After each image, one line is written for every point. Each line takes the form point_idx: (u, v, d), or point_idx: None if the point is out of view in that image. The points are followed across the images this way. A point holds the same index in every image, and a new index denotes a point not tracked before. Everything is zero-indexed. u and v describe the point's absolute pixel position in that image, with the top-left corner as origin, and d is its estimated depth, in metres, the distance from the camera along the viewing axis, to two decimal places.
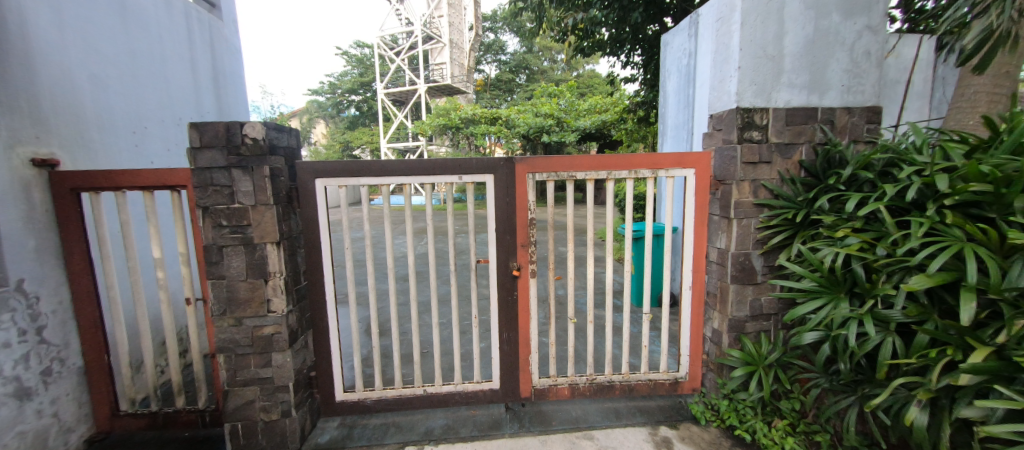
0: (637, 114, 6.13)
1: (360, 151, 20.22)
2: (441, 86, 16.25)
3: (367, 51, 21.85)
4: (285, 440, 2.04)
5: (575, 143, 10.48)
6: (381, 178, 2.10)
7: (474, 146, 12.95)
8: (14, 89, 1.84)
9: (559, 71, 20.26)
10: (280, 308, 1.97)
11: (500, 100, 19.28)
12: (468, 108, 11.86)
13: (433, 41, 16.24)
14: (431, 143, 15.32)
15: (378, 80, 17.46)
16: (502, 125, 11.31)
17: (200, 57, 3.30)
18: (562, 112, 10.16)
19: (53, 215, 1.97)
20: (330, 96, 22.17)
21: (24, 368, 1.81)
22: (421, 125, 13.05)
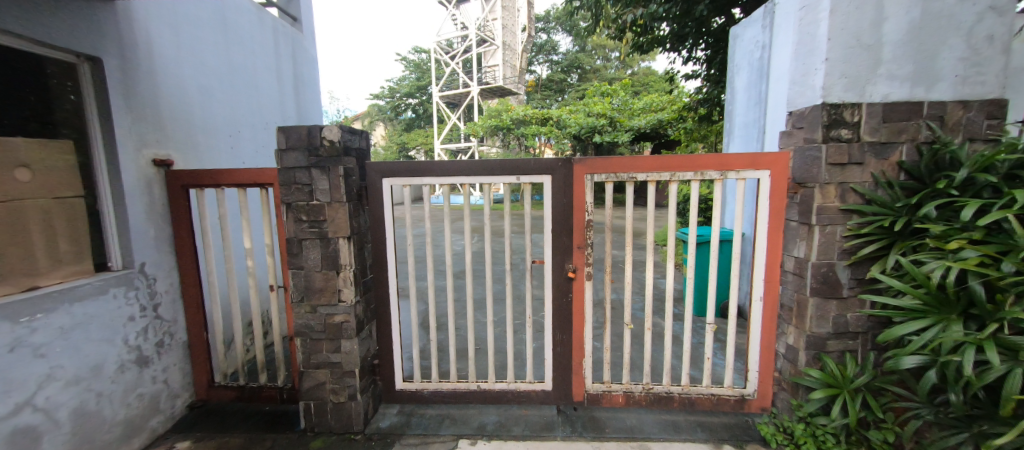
0: (694, 113, 5.84)
1: (415, 151, 21.08)
2: (493, 88, 16.57)
3: (424, 57, 22.84)
4: (351, 422, 2.19)
5: (628, 143, 10.15)
6: (442, 178, 2.18)
7: (524, 146, 13.02)
8: (142, 99, 2.15)
9: (612, 69, 19.93)
10: (350, 298, 2.12)
11: (553, 100, 19.19)
12: (519, 109, 11.90)
13: (487, 44, 16.66)
14: (482, 144, 15.62)
15: (434, 84, 18.13)
16: (553, 125, 11.24)
17: (285, 68, 3.64)
18: (616, 112, 9.90)
19: (167, 208, 2.26)
20: (389, 100, 23.29)
21: (144, 339, 2.11)
22: (473, 126, 13.31)
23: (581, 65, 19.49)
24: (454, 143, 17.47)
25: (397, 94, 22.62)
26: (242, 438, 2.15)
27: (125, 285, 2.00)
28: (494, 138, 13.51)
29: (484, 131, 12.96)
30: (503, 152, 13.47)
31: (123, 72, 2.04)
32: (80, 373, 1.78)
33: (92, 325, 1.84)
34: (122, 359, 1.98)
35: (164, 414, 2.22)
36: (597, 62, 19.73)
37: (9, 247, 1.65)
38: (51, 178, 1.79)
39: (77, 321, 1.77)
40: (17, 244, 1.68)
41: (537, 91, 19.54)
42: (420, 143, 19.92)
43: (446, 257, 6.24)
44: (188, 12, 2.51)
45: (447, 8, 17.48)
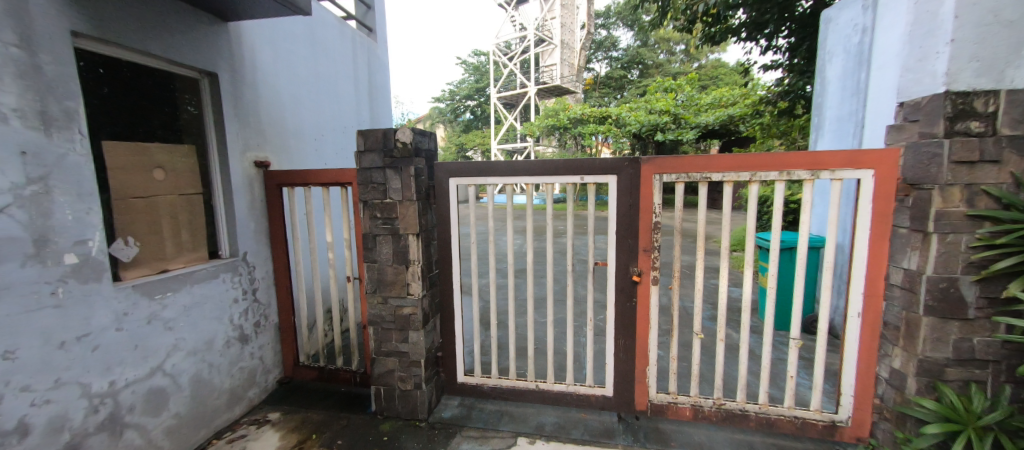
0: (770, 108, 5.34)
1: (473, 152, 21.56)
2: (550, 87, 16.50)
3: (483, 59, 23.34)
4: (416, 410, 2.30)
5: (693, 141, 9.56)
6: (506, 178, 2.21)
7: (581, 145, 12.79)
8: (247, 108, 2.44)
9: (676, 63, 18.95)
10: (417, 292, 2.23)
11: (612, 98, 18.66)
12: (576, 108, 11.66)
13: (545, 44, 16.62)
14: (538, 144, 15.58)
15: (493, 85, 18.44)
16: (612, 124, 10.89)
17: (362, 76, 3.92)
18: (680, 107, 9.35)
19: (264, 204, 2.54)
20: (449, 103, 24.07)
21: (245, 319, 2.40)
22: (529, 126, 13.31)
23: (643, 60, 18.71)
24: (512, 144, 17.64)
25: (457, 97, 23.31)
26: (323, 414, 2.36)
27: (231, 271, 2.28)
28: (550, 137, 13.41)
29: (541, 131, 12.90)
30: (560, 151, 13.33)
31: (233, 84, 2.33)
32: (197, 346, 2.07)
33: (206, 305, 2.12)
34: (228, 335, 2.27)
35: (259, 387, 2.51)
36: (661, 57, 18.85)
37: (147, 236, 1.96)
38: (178, 178, 2.10)
39: (195, 301, 2.06)
40: (153, 233, 1.98)
41: (597, 89, 19.11)
42: (478, 143, 20.31)
43: (499, 256, 6.33)
44: (283, 28, 2.79)
45: (507, 9, 17.68)
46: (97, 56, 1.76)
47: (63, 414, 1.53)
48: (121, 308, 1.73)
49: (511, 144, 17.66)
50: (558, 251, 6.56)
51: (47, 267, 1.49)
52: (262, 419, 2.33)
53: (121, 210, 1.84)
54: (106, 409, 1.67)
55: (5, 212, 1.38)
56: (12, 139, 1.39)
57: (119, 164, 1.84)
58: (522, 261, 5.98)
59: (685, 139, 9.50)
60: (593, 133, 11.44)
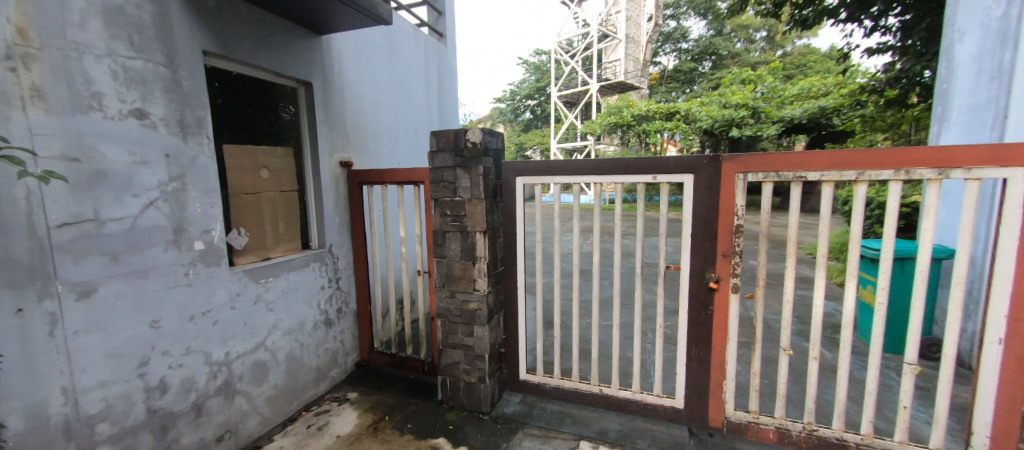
0: (874, 97, 4.66)
1: (533, 151, 21.59)
2: (613, 84, 15.98)
3: (545, 58, 23.31)
4: (480, 402, 2.36)
5: (775, 137, 8.69)
6: (573, 177, 2.19)
7: (645, 144, 12.24)
8: (335, 112, 2.67)
9: (757, 52, 17.36)
10: (483, 288, 2.28)
11: (682, 93, 17.63)
12: (642, 104, 11.04)
13: (609, 39, 16.14)
14: (599, 142, 15.16)
15: (554, 84, 18.31)
16: (681, 120, 10.26)
17: (433, 79, 4.11)
18: (759, 100, 8.50)
19: (347, 200, 2.76)
20: (510, 103, 24.28)
21: (330, 305, 2.63)
22: (590, 124, 12.99)
23: (718, 51, 17.36)
24: (573, 143, 17.36)
25: (518, 96, 23.44)
26: (394, 398, 2.52)
27: (319, 261, 2.52)
28: (613, 135, 12.96)
29: (602, 130, 12.51)
30: (623, 150, 12.84)
31: (324, 91, 2.57)
32: (291, 326, 2.32)
33: (299, 290, 2.37)
34: (316, 319, 2.51)
35: (340, 367, 2.75)
36: (738, 46, 17.41)
37: (254, 227, 2.23)
38: (280, 176, 2.36)
39: (291, 286, 2.31)
40: (259, 226, 2.25)
41: (665, 83, 18.12)
42: (538, 143, 20.24)
43: (557, 256, 6.27)
44: (366, 38, 3.02)
45: (570, 7, 17.44)
46: (218, 71, 2.03)
47: (191, 377, 1.80)
48: (235, 289, 1.99)
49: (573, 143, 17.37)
50: (617, 254, 6.33)
51: (181, 253, 1.75)
52: (343, 397, 2.55)
53: (235, 204, 2.12)
54: (222, 376, 1.94)
55: (153, 205, 1.64)
56: (159, 144, 1.65)
57: (234, 165, 2.11)
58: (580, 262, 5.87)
59: (765, 135, 8.65)
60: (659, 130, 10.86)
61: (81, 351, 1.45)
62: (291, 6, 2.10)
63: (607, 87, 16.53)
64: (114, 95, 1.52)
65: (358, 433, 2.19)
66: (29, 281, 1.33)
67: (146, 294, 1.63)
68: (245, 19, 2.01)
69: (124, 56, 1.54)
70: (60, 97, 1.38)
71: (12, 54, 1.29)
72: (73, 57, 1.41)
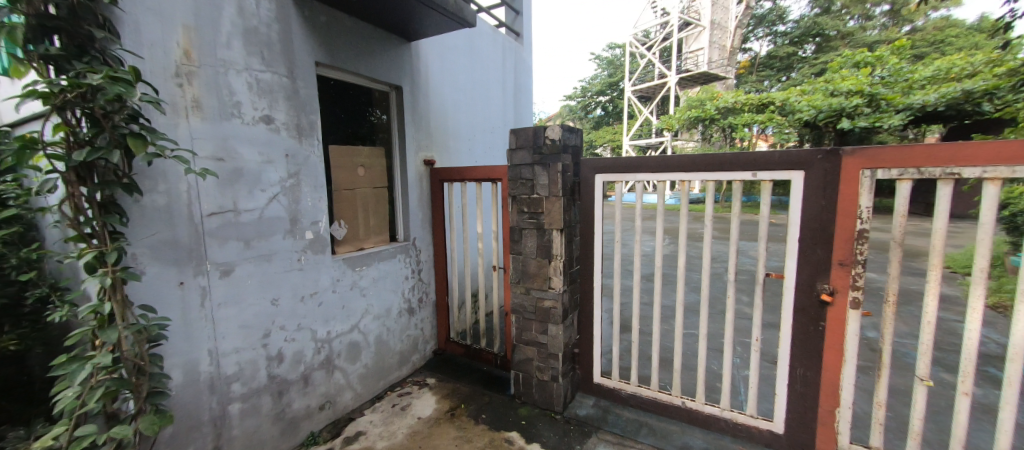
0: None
1: (603, 149, 20.88)
2: (695, 75, 14.81)
3: (619, 52, 22.42)
4: (552, 401, 2.35)
5: (899, 128, 7.38)
6: (658, 174, 2.07)
7: (731, 139, 11.17)
8: (420, 113, 2.84)
9: (877, 30, 14.89)
10: (558, 286, 2.26)
11: (778, 81, 15.79)
12: (729, 95, 9.99)
13: (692, 27, 14.98)
14: (676, 139, 14.18)
15: (628, 79, 17.51)
16: (776, 112, 9.17)
17: (509, 79, 4.17)
18: (878, 86, 7.25)
19: (430, 196, 2.93)
20: (581, 99, 23.75)
21: (413, 294, 2.81)
22: (667, 119, 12.19)
23: (823, 31, 15.21)
24: (649, 139, 16.44)
25: (589, 93, 22.81)
26: (469, 388, 2.62)
27: (405, 252, 2.71)
28: (693, 131, 12.00)
29: (680, 125, 11.67)
30: (705, 146, 11.85)
31: (412, 94, 2.75)
32: (380, 311, 2.53)
33: (387, 279, 2.57)
34: (401, 306, 2.70)
35: (420, 353, 2.93)
36: (851, 24, 15.10)
37: (352, 220, 2.45)
38: (374, 174, 2.58)
39: (380, 275, 2.51)
40: (356, 219, 2.48)
41: (757, 72, 16.35)
42: (608, 140, 19.57)
43: (628, 258, 6.01)
44: (449, 42, 3.15)
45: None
46: (325, 80, 2.28)
47: (300, 351, 2.05)
48: (336, 275, 2.21)
49: (649, 139, 16.45)
50: (696, 258, 5.87)
51: (296, 240, 2.00)
52: (422, 381, 2.72)
53: (337, 199, 2.35)
54: (324, 352, 2.18)
55: (275, 199, 1.90)
56: (281, 145, 1.90)
57: (337, 163, 2.35)
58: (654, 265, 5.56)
59: (885, 126, 7.38)
60: (748, 123, 9.81)
61: (222, 321, 1.72)
62: (386, 16, 2.27)
63: (687, 79, 15.39)
64: (249, 104, 1.77)
65: (436, 417, 2.31)
66: (189, 260, 1.60)
67: (269, 275, 1.88)
68: (348, 31, 2.22)
69: (256, 70, 1.79)
70: (212, 106, 1.64)
71: (179, 71, 1.55)
72: (221, 72, 1.67)
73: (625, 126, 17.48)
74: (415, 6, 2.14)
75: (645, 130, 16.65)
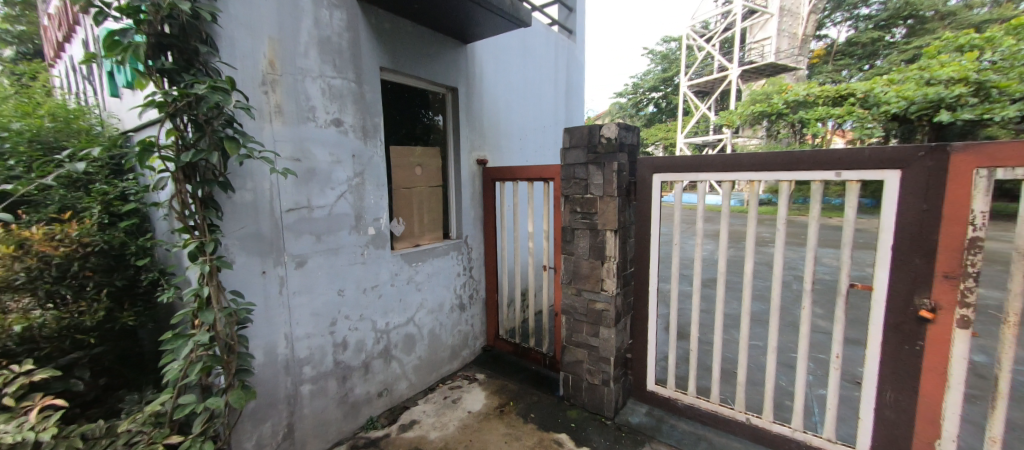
0: None
1: (654, 147, 20.05)
2: (760, 67, 13.75)
3: (675, 45, 21.39)
4: (603, 406, 2.30)
5: (1014, 120, 6.35)
6: (723, 173, 1.95)
7: (801, 135, 10.25)
8: (474, 114, 2.89)
9: (986, 7, 12.95)
10: (611, 289, 2.20)
11: (859, 71, 14.24)
12: (800, 88, 9.10)
13: (758, 15, 13.91)
14: (737, 136, 13.26)
15: (684, 73, 16.64)
16: (858, 104, 8.26)
17: (561, 77, 4.13)
18: (988, 72, 6.28)
19: (482, 196, 2.97)
20: (633, 96, 22.96)
21: (464, 290, 2.88)
22: (727, 115, 11.42)
23: (918, 12, 13.47)
24: (706, 137, 15.54)
25: (642, 89, 21.99)
26: (517, 386, 2.64)
27: (457, 250, 2.78)
28: (757, 127, 11.15)
29: (742, 121, 10.87)
30: (770, 143, 10.97)
31: (467, 95, 2.81)
32: (434, 306, 2.62)
33: (440, 275, 2.66)
34: (452, 302, 2.78)
35: (470, 349, 2.99)
36: (953, 2, 13.25)
37: (409, 218, 2.56)
38: (430, 173, 2.67)
39: (434, 271, 2.60)
40: (413, 216, 2.58)
41: (834, 60, 14.81)
42: (660, 138, 18.76)
43: (682, 262, 5.73)
44: (503, 43, 3.18)
45: None
46: (388, 84, 2.39)
47: (362, 340, 2.18)
48: (394, 269, 2.32)
49: (706, 136, 15.55)
50: (757, 265, 5.45)
51: (360, 236, 2.12)
52: (472, 376, 2.78)
53: (396, 197, 2.47)
54: (383, 342, 2.30)
55: (343, 197, 2.03)
56: (349, 146, 2.03)
57: (397, 163, 2.46)
58: (710, 270, 5.25)
59: (995, 119, 6.39)
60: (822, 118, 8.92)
61: (296, 308, 1.87)
62: (445, 20, 2.34)
63: (751, 71, 14.32)
64: (323, 108, 1.91)
65: (486, 412, 2.35)
66: (270, 252, 1.75)
67: (336, 267, 2.02)
68: (409, 37, 2.32)
69: (329, 76, 1.93)
70: (291, 111, 1.79)
71: (266, 80, 1.70)
72: (300, 80, 1.81)
73: (680, 123, 16.65)
74: (474, 9, 2.19)
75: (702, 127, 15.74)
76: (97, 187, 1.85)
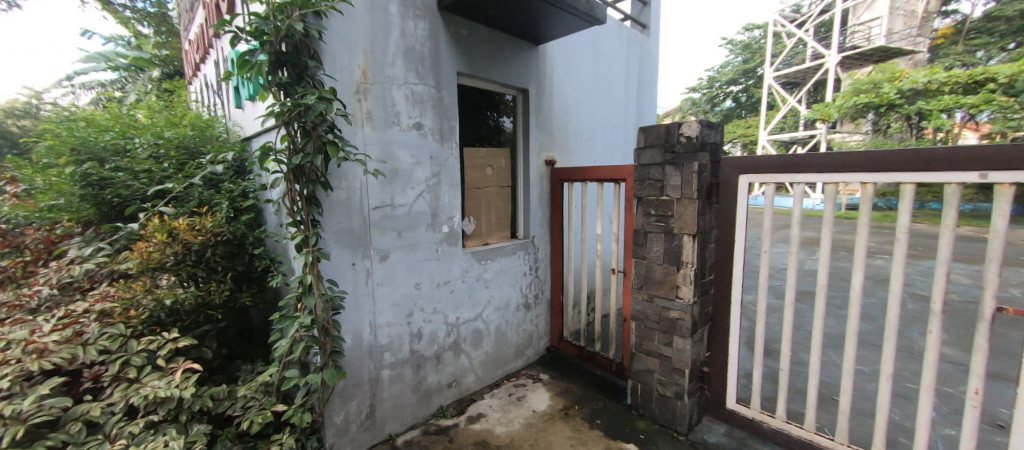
0: None
1: (732, 146, 18.50)
2: (866, 52, 12.06)
3: (760, 33, 19.57)
4: (675, 420, 2.17)
5: None
6: (825, 175, 1.74)
7: (919, 130, 8.80)
8: (544, 115, 2.90)
9: None
10: (687, 297, 2.07)
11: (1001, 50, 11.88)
12: (919, 74, 7.83)
13: None
14: (834, 132, 11.75)
15: (771, 64, 15.13)
16: (999, 91, 6.90)
17: (633, 75, 3.98)
18: None
19: (550, 196, 2.97)
20: (709, 90, 21.43)
21: (529, 290, 2.90)
22: (823, 108, 10.17)
23: None
24: (794, 132, 14.01)
25: (719, 83, 20.43)
26: (582, 390, 2.59)
27: (524, 249, 2.81)
28: (860, 122, 9.79)
29: (841, 114, 9.63)
30: (877, 139, 9.57)
31: (538, 96, 2.82)
32: (501, 304, 2.67)
33: (508, 274, 2.70)
34: (519, 301, 2.81)
35: (534, 349, 3.00)
36: None
37: (479, 217, 2.64)
38: (500, 173, 2.73)
39: (501, 270, 2.66)
40: (483, 215, 2.66)
41: (964, 38, 12.50)
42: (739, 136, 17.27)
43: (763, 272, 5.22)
44: (574, 42, 3.15)
45: None
46: (463, 88, 2.49)
47: (435, 332, 2.30)
48: (465, 266, 2.41)
49: (795, 132, 14.02)
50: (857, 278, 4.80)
51: (435, 233, 2.24)
52: (536, 376, 2.79)
53: (467, 196, 2.56)
54: (454, 335, 2.40)
55: (421, 196, 2.15)
56: (428, 148, 2.14)
57: (470, 164, 2.56)
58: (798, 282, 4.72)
59: None
60: (947, 108, 7.59)
61: (379, 298, 2.02)
62: (520, 23, 2.38)
63: (854, 58, 12.62)
64: (406, 113, 2.04)
65: (550, 413, 2.35)
66: (358, 246, 1.92)
67: (414, 262, 2.15)
68: (484, 42, 2.39)
69: (412, 83, 2.06)
70: (380, 116, 1.94)
71: (359, 89, 1.86)
72: (387, 88, 1.96)
73: (764, 118, 15.19)
74: (549, 10, 2.19)
75: (789, 121, 14.22)
76: (226, 185, 2.18)
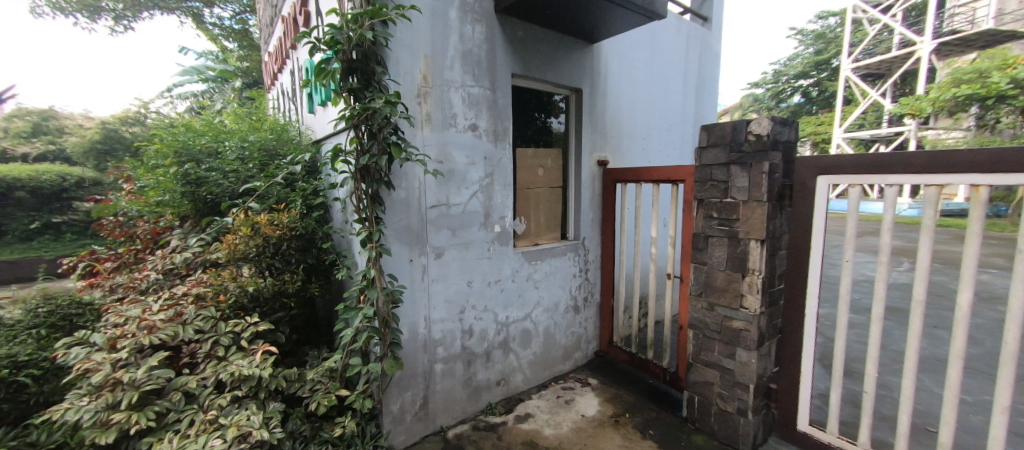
0: None
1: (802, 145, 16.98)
2: (972, 37, 10.54)
3: (838, 21, 17.80)
4: (737, 438, 2.03)
5: None
6: (923, 176, 1.55)
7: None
8: (598, 114, 2.84)
9: None
10: (753, 307, 1.93)
11: None
12: None
13: None
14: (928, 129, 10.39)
15: (852, 54, 13.70)
16: None
17: (692, 71, 3.78)
18: None
19: (602, 197, 2.90)
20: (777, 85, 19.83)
21: (579, 292, 2.85)
22: (915, 102, 9.02)
23: None
24: (879, 129, 12.56)
25: (789, 76, 18.84)
26: (633, 398, 2.50)
27: (575, 251, 2.77)
28: (962, 116, 8.57)
29: (937, 108, 8.50)
30: (985, 136, 8.33)
31: (592, 95, 2.77)
32: (550, 305, 2.66)
33: (558, 275, 2.68)
34: (568, 303, 2.78)
35: (582, 352, 2.95)
36: None
37: (530, 217, 2.64)
38: (551, 174, 2.72)
39: (552, 270, 2.64)
40: (533, 215, 2.66)
41: None
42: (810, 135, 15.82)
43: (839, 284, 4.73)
44: (630, 39, 3.05)
45: None
46: (517, 89, 2.51)
47: (486, 329, 2.33)
48: (515, 265, 2.43)
49: (879, 129, 12.58)
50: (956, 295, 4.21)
51: (487, 232, 2.27)
52: (584, 380, 2.74)
53: (519, 197, 2.57)
54: (503, 334, 2.42)
55: (475, 196, 2.19)
56: (482, 149, 2.18)
57: (522, 164, 2.57)
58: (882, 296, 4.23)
59: None
60: None
61: (433, 294, 2.09)
62: (576, 22, 2.35)
63: (955, 44, 11.08)
64: (462, 114, 2.09)
65: (600, 419, 2.29)
66: (415, 243, 1.99)
67: (466, 260, 2.20)
68: (539, 42, 2.39)
69: (469, 85, 2.10)
70: (438, 118, 2.01)
71: (420, 92, 1.94)
72: (445, 90, 2.02)
73: (841, 113, 13.79)
74: (607, 7, 2.14)
75: (871, 117, 12.80)
76: (299, 184, 2.37)
